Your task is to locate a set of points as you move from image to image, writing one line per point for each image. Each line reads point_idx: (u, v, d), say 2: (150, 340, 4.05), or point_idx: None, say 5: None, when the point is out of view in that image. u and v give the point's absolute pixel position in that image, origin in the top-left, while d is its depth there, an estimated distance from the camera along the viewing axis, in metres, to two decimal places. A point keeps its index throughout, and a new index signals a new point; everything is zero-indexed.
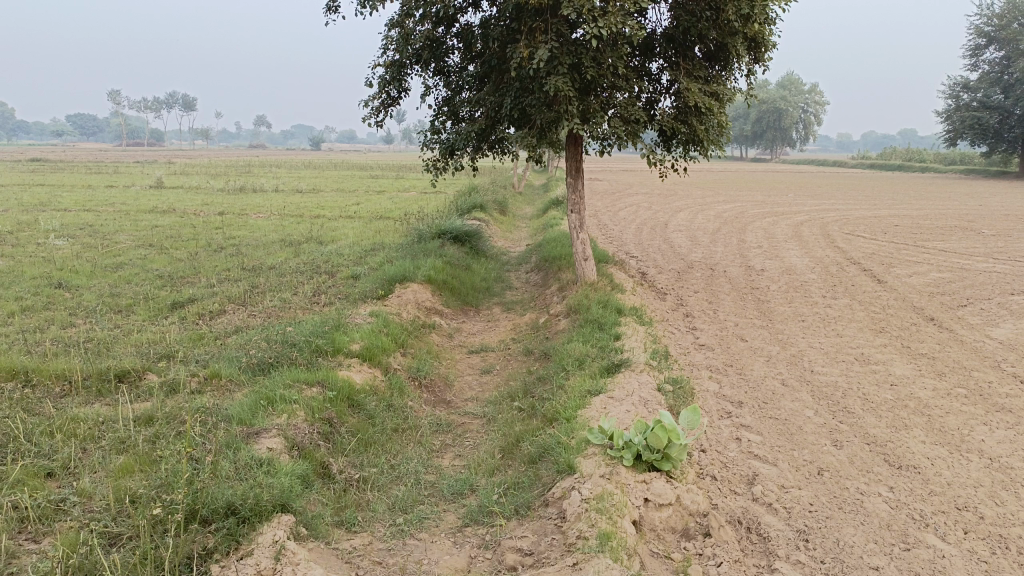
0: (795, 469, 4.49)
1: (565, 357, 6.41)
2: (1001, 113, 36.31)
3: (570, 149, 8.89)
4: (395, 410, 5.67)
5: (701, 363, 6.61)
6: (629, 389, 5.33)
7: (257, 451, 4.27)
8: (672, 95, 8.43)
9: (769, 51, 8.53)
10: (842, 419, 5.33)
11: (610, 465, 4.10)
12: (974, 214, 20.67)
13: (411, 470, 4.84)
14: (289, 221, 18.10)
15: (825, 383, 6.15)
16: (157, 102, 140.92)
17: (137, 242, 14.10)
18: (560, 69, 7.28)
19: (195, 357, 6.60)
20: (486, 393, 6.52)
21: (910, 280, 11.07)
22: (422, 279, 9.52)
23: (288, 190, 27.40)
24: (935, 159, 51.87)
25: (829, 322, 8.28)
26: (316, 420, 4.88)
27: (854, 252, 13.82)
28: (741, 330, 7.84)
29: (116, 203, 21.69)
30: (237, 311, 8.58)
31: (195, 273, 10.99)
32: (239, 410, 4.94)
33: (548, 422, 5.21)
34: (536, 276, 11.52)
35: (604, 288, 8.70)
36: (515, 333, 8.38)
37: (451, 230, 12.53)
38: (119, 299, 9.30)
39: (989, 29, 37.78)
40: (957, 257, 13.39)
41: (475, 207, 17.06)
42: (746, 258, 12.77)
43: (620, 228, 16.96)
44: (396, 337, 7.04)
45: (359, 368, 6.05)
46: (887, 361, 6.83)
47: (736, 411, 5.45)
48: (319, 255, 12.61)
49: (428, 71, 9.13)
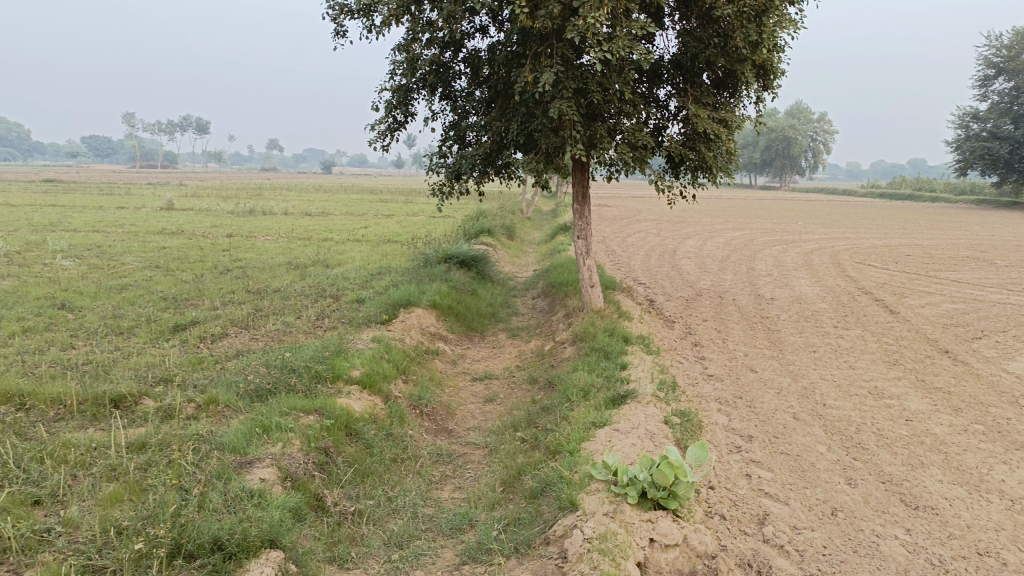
0: (807, 509, 4.32)
1: (570, 387, 6.26)
2: (1011, 143, 36.16)
3: (576, 175, 8.79)
4: (395, 439, 5.52)
5: (710, 394, 6.44)
6: (635, 421, 5.17)
7: (248, 482, 4.14)
8: (680, 121, 8.35)
9: (778, 79, 8.46)
10: (856, 456, 5.16)
11: (614, 502, 3.93)
12: (985, 244, 20.45)
13: (409, 503, 4.68)
14: (296, 244, 18.10)
15: (837, 417, 5.97)
16: (171, 124, 142.48)
17: (143, 264, 14.07)
18: (566, 93, 7.22)
19: (193, 382, 6.47)
20: (488, 422, 6.37)
21: (923, 311, 10.87)
22: (426, 305, 9.40)
23: (298, 213, 27.45)
24: (945, 189, 51.68)
25: (841, 353, 8.10)
26: (312, 449, 4.75)
27: (865, 281, 13.65)
28: (751, 361, 7.67)
29: (125, 224, 21.77)
30: (239, 335, 8.48)
31: (199, 295, 10.92)
32: (233, 437, 4.81)
33: (552, 454, 5.05)
34: (543, 302, 11.40)
35: (611, 316, 8.56)
36: (520, 360, 8.24)
37: (458, 255, 12.45)
38: (122, 320, 9.22)
39: (998, 60, 37.78)
40: (969, 288, 13.20)
41: (482, 232, 17.00)
42: (755, 287, 12.62)
43: (628, 254, 16.86)
44: (398, 363, 6.91)
45: (359, 395, 5.92)
46: (901, 394, 6.65)
47: (746, 445, 5.28)
48: (325, 279, 12.53)
49: (434, 96, 9.10)
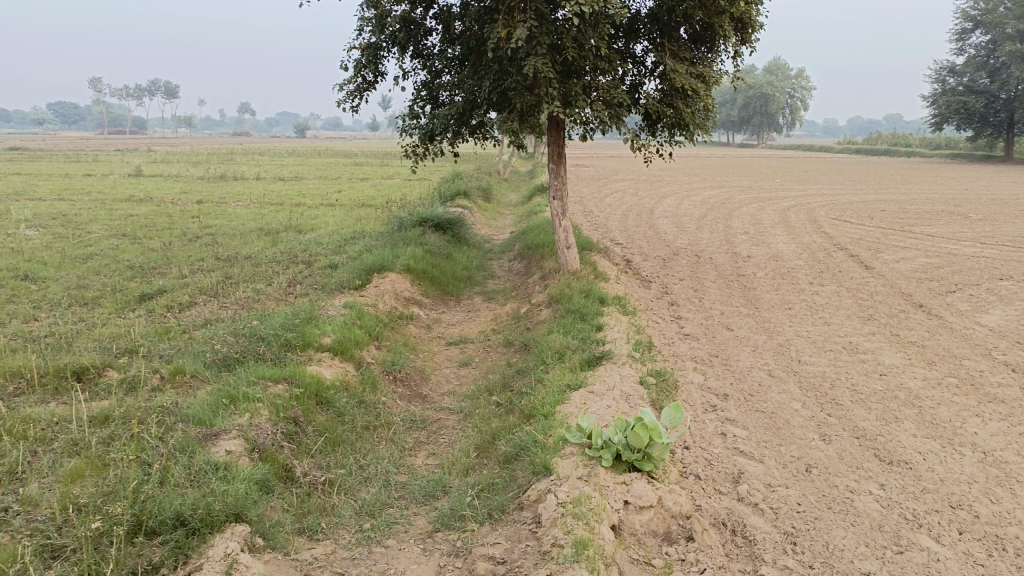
0: (782, 466, 4.29)
1: (545, 350, 6.18)
2: (986, 97, 36.23)
3: (551, 134, 8.61)
4: (367, 406, 5.42)
5: (686, 354, 6.40)
6: (610, 383, 5.11)
7: (213, 455, 4.04)
8: (657, 77, 8.19)
9: (755, 33, 8.31)
10: (831, 412, 5.15)
11: (588, 466, 3.86)
12: (960, 199, 20.57)
13: (381, 471, 4.60)
14: (269, 209, 17.78)
15: (813, 373, 5.95)
16: (139, 89, 139.00)
17: (110, 232, 13.73)
18: (540, 50, 7.01)
19: (159, 353, 6.32)
20: (463, 387, 6.29)
21: (898, 266, 10.90)
22: (400, 269, 9.25)
23: (270, 178, 26.93)
24: (921, 144, 51.88)
25: (817, 309, 8.09)
26: (280, 419, 4.64)
27: (841, 237, 13.67)
28: (727, 319, 7.63)
29: (92, 192, 21.27)
30: (208, 303, 8.29)
31: (167, 264, 10.68)
32: (198, 409, 4.69)
33: (526, 418, 4.98)
34: (519, 264, 11.28)
35: (587, 277, 8.47)
36: (495, 324, 8.15)
37: (433, 218, 12.28)
38: (87, 290, 8.98)
39: (975, 13, 37.66)
40: (944, 242, 13.26)
41: (458, 194, 16.78)
42: (732, 245, 12.59)
43: (605, 214, 16.73)
44: (370, 329, 6.79)
45: (330, 363, 5.80)
46: (876, 350, 6.65)
47: (722, 404, 5.24)
48: (297, 245, 12.31)
49: (405, 54, 8.83)
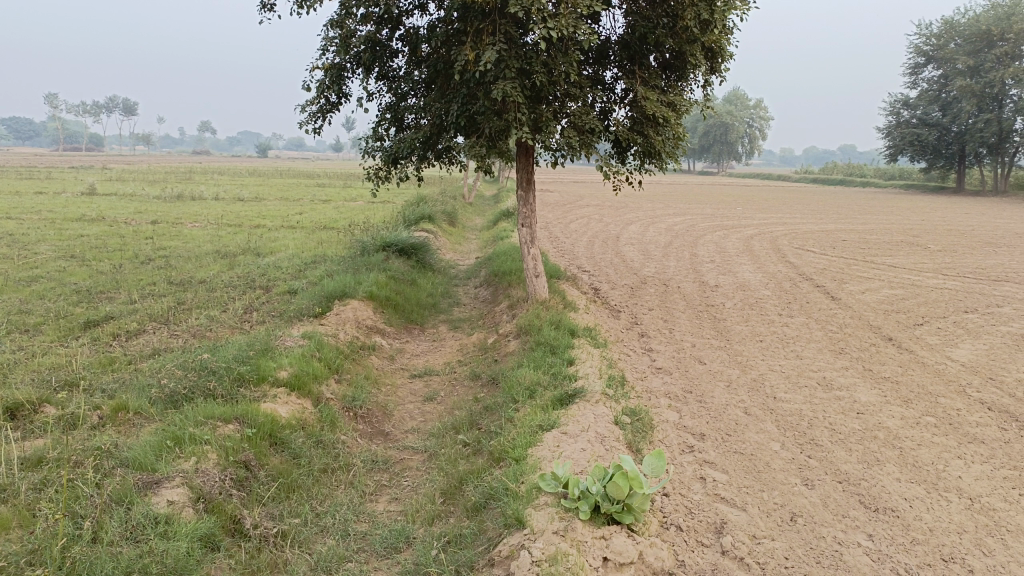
0: (766, 515, 4.08)
1: (515, 386, 5.92)
2: (939, 130, 37.23)
3: (520, 160, 8.41)
4: (325, 447, 5.09)
5: (659, 389, 6.19)
6: (584, 423, 4.86)
7: (154, 506, 3.68)
8: (627, 105, 8.07)
9: (726, 62, 8.26)
10: (811, 454, 4.97)
11: (564, 519, 3.59)
12: (917, 229, 20.96)
13: (339, 519, 4.27)
14: (227, 231, 17.29)
15: (790, 411, 5.78)
16: (96, 105, 136.56)
17: (57, 253, 13.15)
18: (509, 73, 6.82)
19: (101, 387, 5.89)
20: (428, 424, 5.98)
21: (864, 297, 10.91)
22: (363, 296, 8.93)
23: (231, 198, 26.39)
24: (876, 174, 53.18)
25: (788, 342, 7.97)
26: (230, 464, 4.29)
27: (806, 267, 13.70)
28: (699, 352, 7.46)
29: (42, 209, 20.56)
30: (158, 331, 7.87)
31: (116, 288, 10.19)
32: (140, 453, 4.31)
33: (496, 461, 4.70)
34: (486, 291, 11.04)
35: (556, 307, 8.24)
36: (461, 355, 7.86)
37: (397, 243, 11.99)
38: (28, 316, 8.48)
39: (928, 49, 38.82)
40: (907, 273, 13.36)
41: (422, 218, 16.51)
42: (699, 274, 12.52)
43: (572, 241, 16.60)
44: (330, 361, 6.45)
45: (285, 399, 5.45)
46: (851, 386, 6.52)
47: (699, 445, 5.02)
48: (256, 269, 11.91)
49: (370, 76, 8.59)
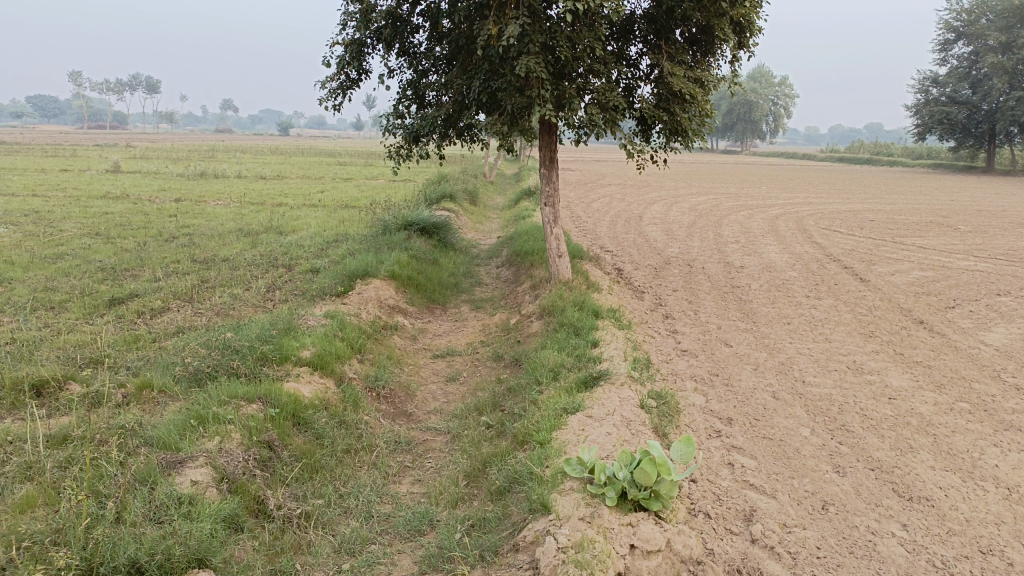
0: (796, 503, 4.00)
1: (538, 367, 5.85)
2: (969, 108, 36.38)
3: (543, 138, 8.27)
4: (348, 427, 5.06)
5: (685, 372, 6.09)
6: (609, 406, 4.78)
7: (177, 487, 3.67)
8: (653, 81, 7.90)
9: (754, 36, 8.05)
10: (842, 440, 4.86)
11: (590, 505, 3.52)
12: (947, 209, 20.52)
13: (362, 501, 4.24)
14: (249, 209, 17.33)
15: (819, 396, 5.66)
16: (120, 83, 137.34)
17: (82, 230, 13.24)
18: (533, 48, 6.67)
19: (126, 365, 5.90)
20: (451, 405, 5.94)
21: (894, 279, 10.69)
22: (385, 275, 8.89)
23: (252, 176, 26.49)
24: (904, 153, 52.22)
25: (816, 324, 7.82)
26: (253, 443, 4.27)
27: (832, 247, 13.47)
28: (724, 334, 7.34)
29: (67, 187, 20.73)
30: (182, 309, 7.88)
31: (140, 266, 10.24)
32: (164, 432, 4.30)
33: (520, 444, 4.64)
34: (508, 271, 10.96)
35: (579, 287, 8.14)
36: (483, 335, 7.80)
37: (419, 222, 11.92)
38: (54, 293, 8.52)
39: (959, 25, 37.87)
40: (937, 254, 13.08)
41: (444, 197, 16.42)
42: (724, 254, 12.34)
43: (594, 220, 16.43)
44: (352, 340, 6.41)
45: (308, 379, 5.42)
46: (882, 370, 6.38)
47: (727, 430, 4.93)
48: (278, 247, 11.91)
49: (391, 52, 8.48)
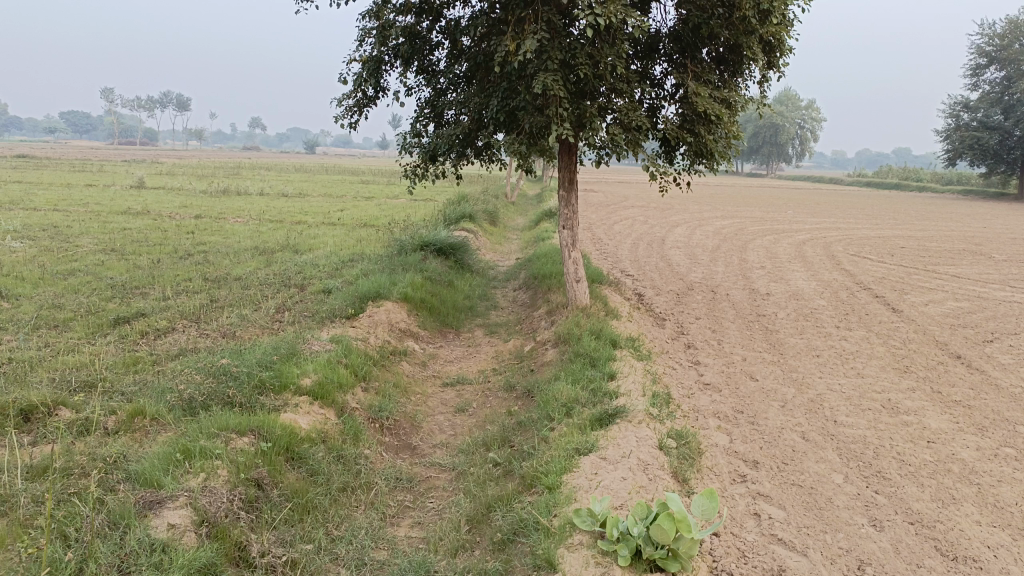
0: (830, 562, 3.63)
1: (551, 401, 5.52)
2: (1001, 133, 35.60)
3: (563, 158, 7.98)
4: (346, 462, 4.76)
5: (707, 408, 5.73)
6: (625, 447, 4.43)
7: (153, 532, 3.40)
8: (677, 101, 7.62)
9: (784, 56, 7.74)
10: (878, 489, 4.47)
11: (600, 565, 3.18)
12: (980, 237, 19.92)
13: (355, 547, 3.92)
14: (267, 227, 17.22)
15: (852, 438, 5.26)
16: (151, 101, 139.79)
17: (98, 246, 13.17)
18: (551, 65, 6.42)
19: (121, 390, 5.66)
20: (458, 438, 5.62)
21: (928, 310, 10.23)
22: (397, 298, 8.62)
23: (274, 194, 26.52)
24: (933, 178, 51.35)
25: (847, 358, 7.42)
26: (240, 480, 3.99)
27: (862, 275, 13.01)
28: (750, 367, 6.96)
29: (90, 202, 20.85)
30: (187, 330, 7.67)
31: (151, 283, 10.07)
32: (147, 466, 4.04)
33: (528, 486, 4.30)
34: (525, 294, 10.65)
35: (597, 315, 7.81)
36: (496, 362, 7.49)
37: (435, 243, 11.68)
38: (60, 311, 8.36)
39: (990, 49, 37.30)
40: (972, 284, 12.57)
41: (463, 217, 16.21)
42: (749, 280, 11.94)
43: (615, 243, 16.11)
44: (357, 367, 6.13)
45: (307, 409, 5.14)
46: (919, 410, 5.96)
47: (753, 474, 4.56)
48: (293, 266, 11.72)
49: (409, 69, 8.28)
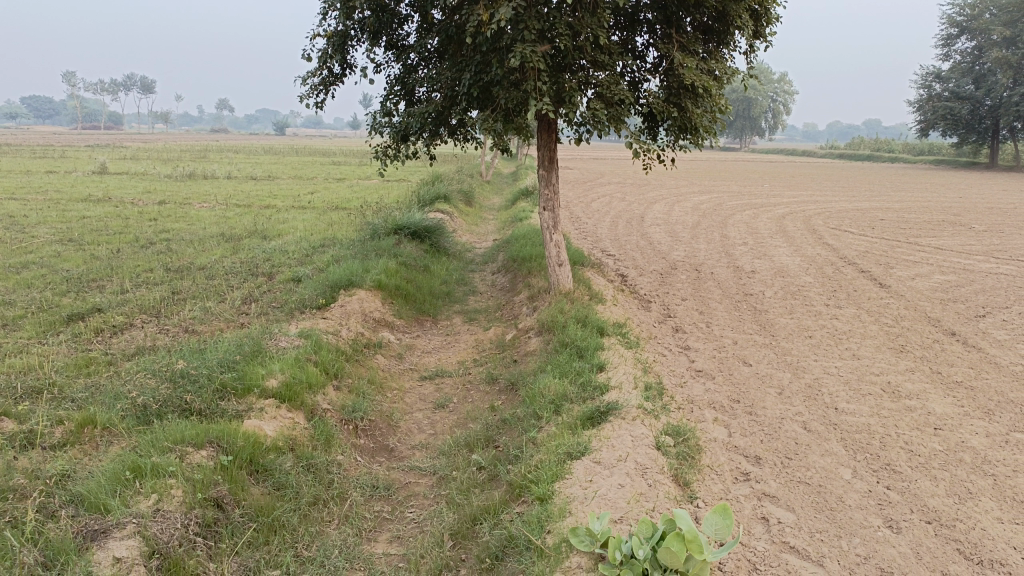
0: (848, 572, 3.33)
1: (537, 397, 5.16)
2: (972, 103, 35.60)
3: (542, 136, 7.55)
4: (317, 473, 4.38)
5: (702, 398, 5.41)
6: (620, 449, 4.10)
7: (94, 569, 3.02)
8: (661, 74, 7.22)
9: (770, 25, 7.37)
10: (890, 484, 4.18)
11: None
12: (957, 207, 19.85)
13: (328, 570, 3.56)
14: (235, 212, 16.62)
15: (856, 427, 4.97)
16: (114, 84, 136.58)
17: (55, 236, 12.54)
18: (528, 35, 5.99)
19: (71, 395, 5.20)
20: (438, 438, 5.26)
21: (916, 284, 10.01)
22: (371, 285, 8.19)
23: (243, 177, 25.79)
24: (906, 149, 51.54)
25: (841, 338, 7.14)
26: (196, 501, 3.60)
27: (846, 249, 12.79)
28: (742, 351, 6.65)
29: (49, 190, 20.05)
30: (147, 326, 7.19)
31: (109, 275, 9.53)
32: (91, 487, 3.62)
33: (516, 495, 3.96)
34: (504, 278, 10.27)
35: (582, 300, 7.45)
36: (477, 352, 7.12)
37: (409, 225, 11.24)
38: (10, 307, 7.82)
39: (961, 19, 37.29)
40: (956, 256, 12.39)
41: (438, 198, 15.74)
42: (732, 258, 11.66)
43: (594, 222, 15.76)
44: (328, 365, 5.71)
45: (273, 414, 4.73)
46: (921, 393, 5.68)
47: (757, 472, 4.25)
48: (261, 253, 11.22)
49: (377, 44, 7.79)
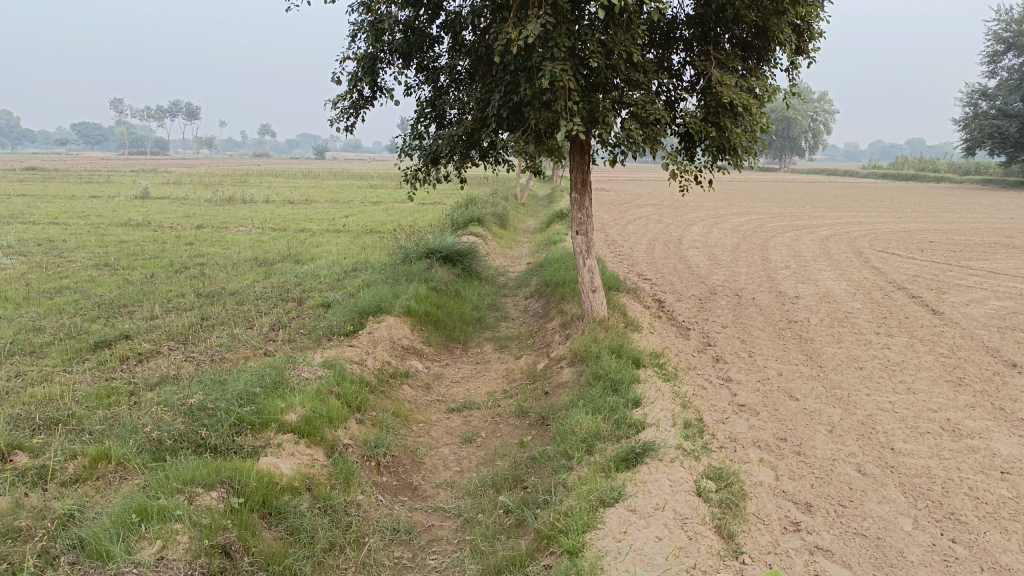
0: None
1: (569, 435, 4.88)
2: (1021, 120, 34.32)
3: (575, 157, 7.29)
4: (334, 515, 4.14)
5: (746, 436, 5.08)
6: (657, 498, 3.81)
7: None
8: (698, 93, 6.95)
9: (814, 41, 7.06)
10: (956, 537, 3.79)
11: None
12: (1010, 228, 19.08)
13: None
14: (270, 236, 16.68)
15: (915, 470, 4.58)
16: (160, 110, 140.42)
17: (91, 261, 12.61)
18: (559, 53, 5.77)
19: (89, 426, 5.05)
20: (465, 475, 5.00)
21: (970, 310, 9.49)
22: (400, 312, 8.00)
23: (281, 201, 26.02)
24: (951, 168, 50.20)
25: (893, 370, 6.71)
26: (203, 549, 3.38)
27: (894, 273, 12.27)
28: (786, 383, 6.28)
29: (90, 214, 20.33)
30: (172, 354, 7.06)
31: (140, 300, 9.50)
32: (95, 531, 3.41)
33: (544, 545, 3.67)
34: (536, 303, 10.02)
35: (617, 329, 7.15)
36: (507, 383, 6.86)
37: (441, 250, 11.05)
38: (39, 333, 7.77)
39: (1007, 36, 36.36)
40: (1012, 280, 11.79)
41: (471, 221, 15.58)
42: (774, 282, 11.25)
43: (630, 244, 15.45)
44: (350, 397, 5.48)
45: (291, 450, 4.52)
46: (984, 432, 5.26)
47: (808, 521, 3.90)
48: (292, 278, 11.13)
49: (407, 67, 7.65)
